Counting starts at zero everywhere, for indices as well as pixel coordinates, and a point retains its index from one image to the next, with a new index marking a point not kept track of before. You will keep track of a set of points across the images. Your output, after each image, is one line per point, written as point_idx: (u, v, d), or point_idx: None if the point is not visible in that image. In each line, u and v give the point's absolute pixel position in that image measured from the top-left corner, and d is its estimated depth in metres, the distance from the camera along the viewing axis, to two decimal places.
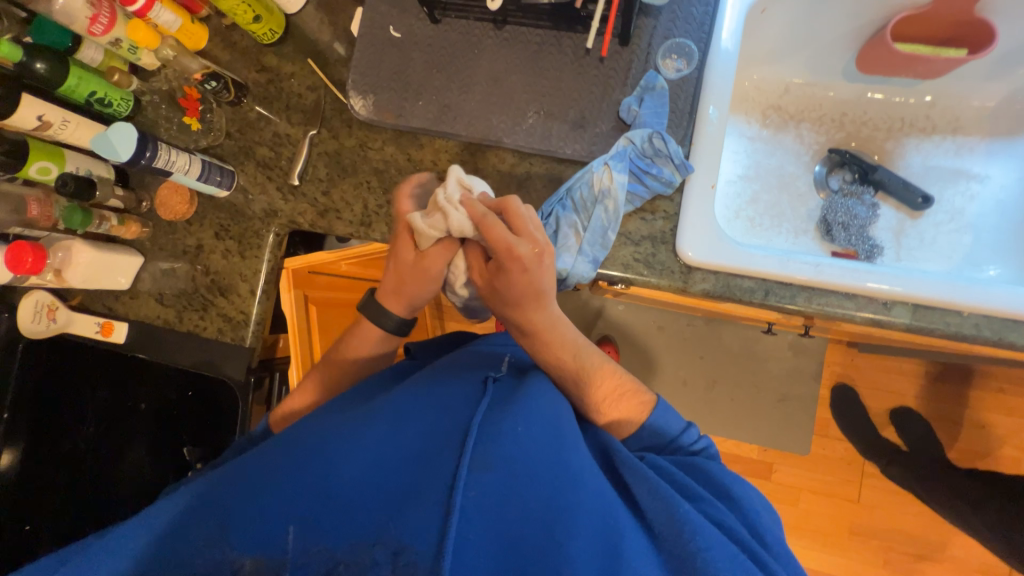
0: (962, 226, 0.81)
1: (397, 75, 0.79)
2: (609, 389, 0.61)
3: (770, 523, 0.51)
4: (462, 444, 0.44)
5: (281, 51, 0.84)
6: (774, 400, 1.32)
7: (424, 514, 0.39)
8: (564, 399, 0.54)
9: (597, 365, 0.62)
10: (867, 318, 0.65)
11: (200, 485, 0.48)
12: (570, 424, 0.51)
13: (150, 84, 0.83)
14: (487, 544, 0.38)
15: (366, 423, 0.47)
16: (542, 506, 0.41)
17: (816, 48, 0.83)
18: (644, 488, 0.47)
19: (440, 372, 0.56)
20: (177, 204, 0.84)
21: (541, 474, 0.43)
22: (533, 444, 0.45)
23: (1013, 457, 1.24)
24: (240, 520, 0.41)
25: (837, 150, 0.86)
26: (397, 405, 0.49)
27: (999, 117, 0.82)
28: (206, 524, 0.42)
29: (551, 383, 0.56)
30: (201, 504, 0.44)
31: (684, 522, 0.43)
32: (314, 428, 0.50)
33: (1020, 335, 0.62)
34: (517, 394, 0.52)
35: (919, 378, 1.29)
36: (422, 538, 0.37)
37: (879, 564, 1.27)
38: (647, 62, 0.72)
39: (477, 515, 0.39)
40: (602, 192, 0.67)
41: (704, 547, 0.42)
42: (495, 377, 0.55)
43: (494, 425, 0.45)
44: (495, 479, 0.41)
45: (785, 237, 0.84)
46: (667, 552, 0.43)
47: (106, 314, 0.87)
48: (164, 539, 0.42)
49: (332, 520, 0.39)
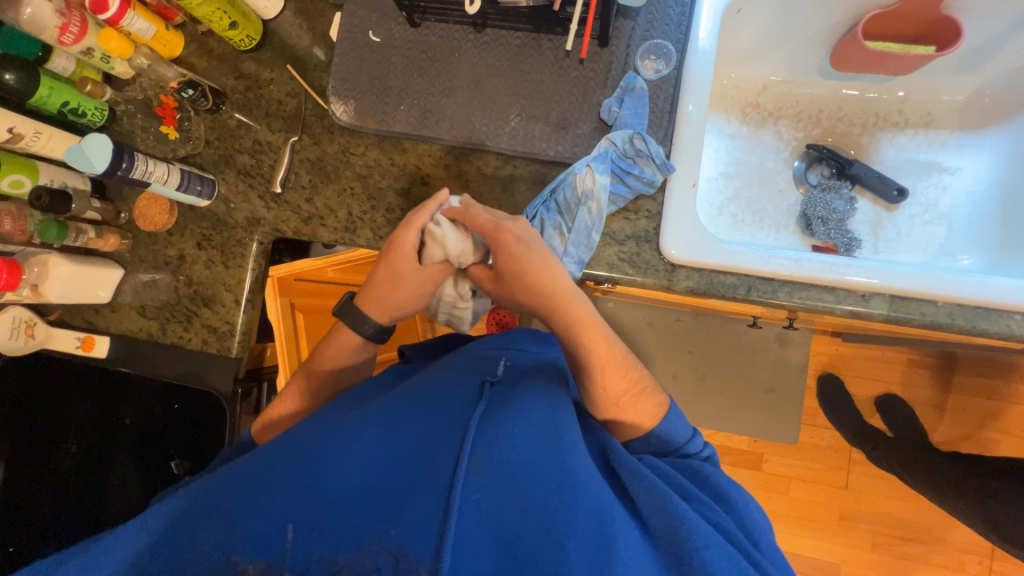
0: (937, 217, 0.83)
1: (377, 80, 0.78)
2: (622, 389, 0.60)
3: (763, 524, 0.52)
4: (461, 446, 0.44)
5: (259, 57, 0.83)
6: (763, 392, 1.34)
7: (422, 516, 0.39)
8: (561, 399, 0.55)
9: (614, 359, 0.61)
10: (847, 310, 0.67)
11: (192, 489, 0.47)
12: (568, 423, 0.51)
13: (125, 93, 0.82)
14: (484, 544, 0.38)
15: (364, 428, 0.47)
16: (541, 505, 0.41)
17: (791, 47, 0.84)
18: (643, 487, 0.48)
19: (436, 376, 0.57)
20: (157, 214, 0.83)
21: (539, 475, 0.43)
22: (530, 445, 0.45)
23: (992, 439, 1.28)
24: (235, 524, 0.40)
25: (814, 146, 0.87)
26: (395, 410, 0.50)
27: (969, 110, 0.85)
28: (200, 529, 0.41)
29: (549, 384, 0.57)
30: (194, 510, 0.44)
31: (682, 522, 0.44)
32: (308, 432, 0.50)
33: (991, 323, 0.64)
34: (514, 397, 0.52)
35: (901, 365, 1.32)
36: (420, 541, 0.37)
37: (868, 548, 1.30)
38: (626, 62, 0.73)
39: (475, 516, 0.39)
40: (585, 193, 0.68)
41: (702, 546, 0.43)
42: (491, 381, 0.56)
43: (492, 427, 0.46)
44: (492, 481, 0.41)
45: (767, 232, 0.85)
46: (663, 549, 0.43)
47: (87, 328, 0.85)
48: (158, 546, 0.42)
49: (329, 524, 0.39)
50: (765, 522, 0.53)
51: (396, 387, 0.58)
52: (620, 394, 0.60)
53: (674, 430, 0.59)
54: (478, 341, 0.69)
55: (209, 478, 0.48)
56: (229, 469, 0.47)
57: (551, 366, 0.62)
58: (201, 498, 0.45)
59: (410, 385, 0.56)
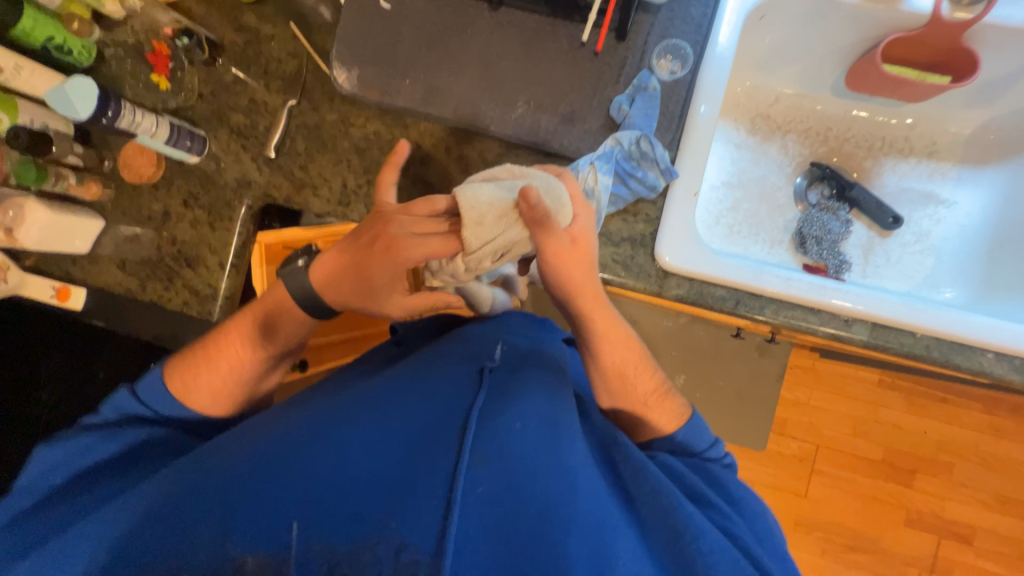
0: (927, 248, 0.84)
1: (383, 49, 0.75)
2: (649, 390, 0.61)
3: (770, 527, 0.52)
4: (462, 437, 0.44)
5: (261, 11, 0.79)
6: (737, 399, 1.37)
7: (424, 510, 0.39)
8: (562, 394, 0.53)
9: (639, 362, 0.62)
10: (829, 332, 0.68)
11: (186, 461, 0.48)
12: (569, 416, 0.51)
13: (116, 36, 0.78)
14: (486, 539, 0.39)
15: (359, 411, 0.47)
16: (540, 502, 0.42)
17: (808, 61, 0.83)
18: (645, 488, 0.48)
19: (436, 358, 0.56)
20: (143, 165, 0.80)
21: (538, 471, 0.43)
22: (529, 438, 0.45)
23: (947, 463, 1.34)
24: (236, 509, 0.41)
25: (819, 164, 0.87)
26: (392, 395, 0.49)
27: (973, 144, 0.85)
28: (198, 507, 0.42)
29: (546, 374, 0.56)
30: (189, 486, 0.44)
31: (686, 524, 0.45)
32: (305, 412, 0.49)
33: (964, 358, 0.66)
34: (515, 388, 0.52)
35: (872, 385, 1.36)
36: (420, 535, 0.38)
37: (819, 554, 1.37)
38: (642, 60, 0.71)
39: (478, 510, 0.40)
40: (586, 191, 0.67)
41: (706, 549, 0.44)
42: (491, 367, 0.54)
43: (492, 420, 0.46)
44: (493, 473, 0.42)
45: (762, 246, 0.85)
46: (663, 551, 0.44)
47: (63, 279, 0.82)
48: (157, 522, 0.43)
49: (331, 513, 0.39)
50: (772, 524, 0.53)
51: (392, 368, 0.57)
52: (653, 384, 0.61)
53: (698, 435, 0.58)
54: (477, 322, 0.67)
55: (201, 451, 0.49)
56: (230, 443, 0.48)
57: (550, 356, 0.61)
58: (198, 474, 0.45)
59: (409, 365, 0.55)
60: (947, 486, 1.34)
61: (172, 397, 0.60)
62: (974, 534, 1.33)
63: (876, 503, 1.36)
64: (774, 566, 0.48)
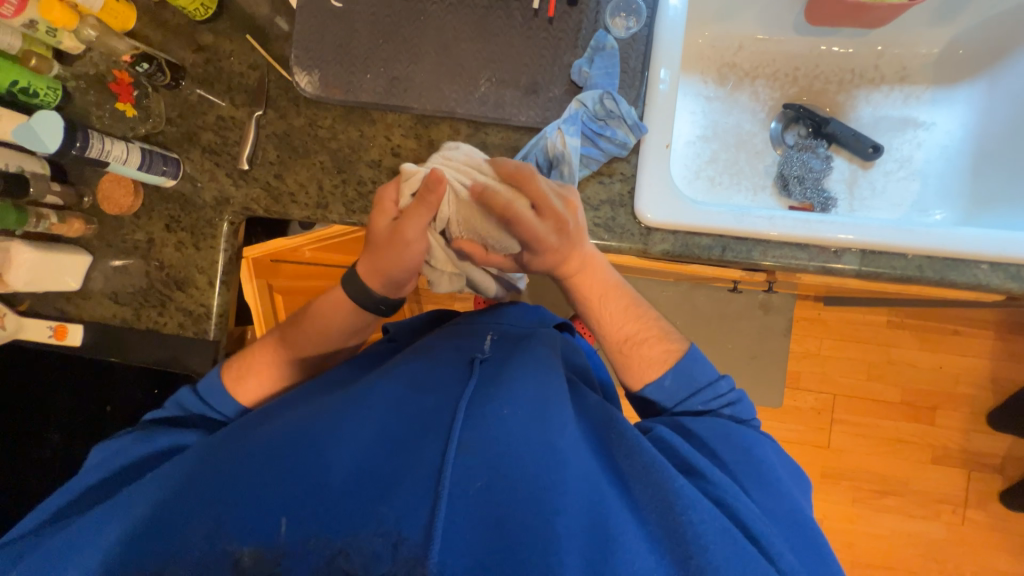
0: (912, 173, 0.83)
1: (341, 48, 0.75)
2: (639, 333, 0.61)
3: (776, 469, 0.51)
4: (450, 428, 0.44)
5: (217, 27, 0.80)
6: (748, 359, 1.35)
7: (411, 502, 0.39)
8: (553, 376, 0.53)
9: (630, 306, 0.63)
10: (819, 266, 0.67)
11: (179, 464, 0.48)
12: (560, 399, 0.51)
13: (76, 69, 0.78)
14: (475, 527, 0.39)
15: (346, 412, 0.47)
16: (531, 484, 0.42)
17: (767, 5, 0.83)
18: (638, 464, 0.47)
19: (425, 354, 0.56)
20: (121, 197, 0.80)
21: (528, 455, 0.43)
22: (519, 424, 0.46)
23: (966, 395, 1.33)
24: (232, 509, 0.41)
25: (791, 105, 0.86)
26: (381, 395, 0.49)
27: (943, 65, 0.84)
28: (192, 510, 0.42)
29: (539, 357, 0.55)
30: (183, 493, 0.44)
31: (677, 496, 0.45)
32: (292, 416, 0.49)
33: (958, 275, 0.65)
34: (505, 375, 0.51)
35: (880, 326, 1.35)
36: (411, 524, 0.38)
37: (849, 503, 1.35)
38: (597, 21, 0.71)
39: (467, 498, 0.40)
40: (556, 156, 0.66)
41: (695, 520, 0.43)
42: (482, 358, 0.54)
43: (481, 408, 0.46)
44: (482, 461, 0.42)
45: (745, 194, 0.85)
46: (655, 523, 0.44)
47: (59, 318, 0.83)
48: (148, 532, 0.42)
49: (322, 514, 0.39)
50: (777, 466, 0.52)
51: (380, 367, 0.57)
52: (643, 329, 0.62)
53: (686, 391, 0.58)
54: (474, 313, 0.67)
55: (188, 458, 0.48)
56: (225, 448, 0.47)
57: (540, 338, 0.60)
58: (192, 480, 0.45)
59: (398, 362, 0.55)
60: (1003, 406, 1.25)
61: (227, 395, 0.63)
62: (1003, 463, 1.31)
63: (899, 444, 1.34)
64: (781, 540, 0.46)
